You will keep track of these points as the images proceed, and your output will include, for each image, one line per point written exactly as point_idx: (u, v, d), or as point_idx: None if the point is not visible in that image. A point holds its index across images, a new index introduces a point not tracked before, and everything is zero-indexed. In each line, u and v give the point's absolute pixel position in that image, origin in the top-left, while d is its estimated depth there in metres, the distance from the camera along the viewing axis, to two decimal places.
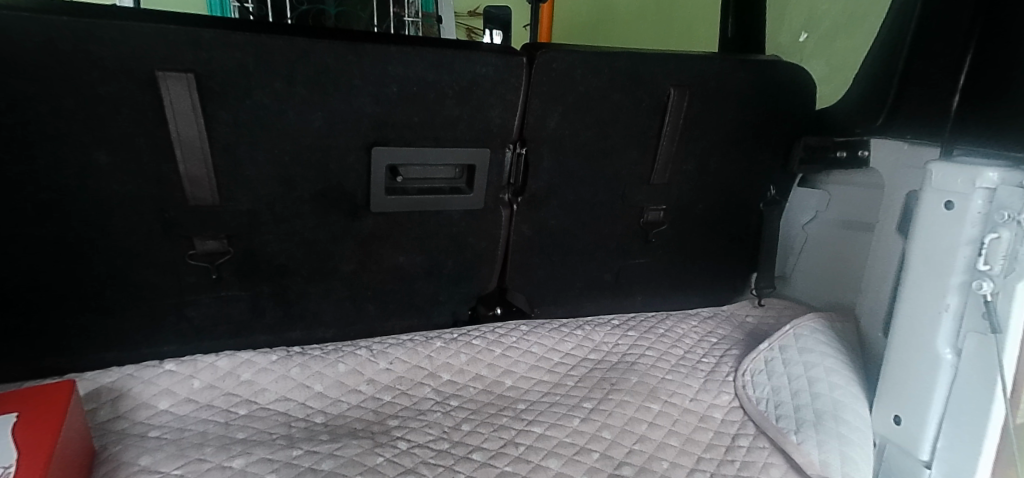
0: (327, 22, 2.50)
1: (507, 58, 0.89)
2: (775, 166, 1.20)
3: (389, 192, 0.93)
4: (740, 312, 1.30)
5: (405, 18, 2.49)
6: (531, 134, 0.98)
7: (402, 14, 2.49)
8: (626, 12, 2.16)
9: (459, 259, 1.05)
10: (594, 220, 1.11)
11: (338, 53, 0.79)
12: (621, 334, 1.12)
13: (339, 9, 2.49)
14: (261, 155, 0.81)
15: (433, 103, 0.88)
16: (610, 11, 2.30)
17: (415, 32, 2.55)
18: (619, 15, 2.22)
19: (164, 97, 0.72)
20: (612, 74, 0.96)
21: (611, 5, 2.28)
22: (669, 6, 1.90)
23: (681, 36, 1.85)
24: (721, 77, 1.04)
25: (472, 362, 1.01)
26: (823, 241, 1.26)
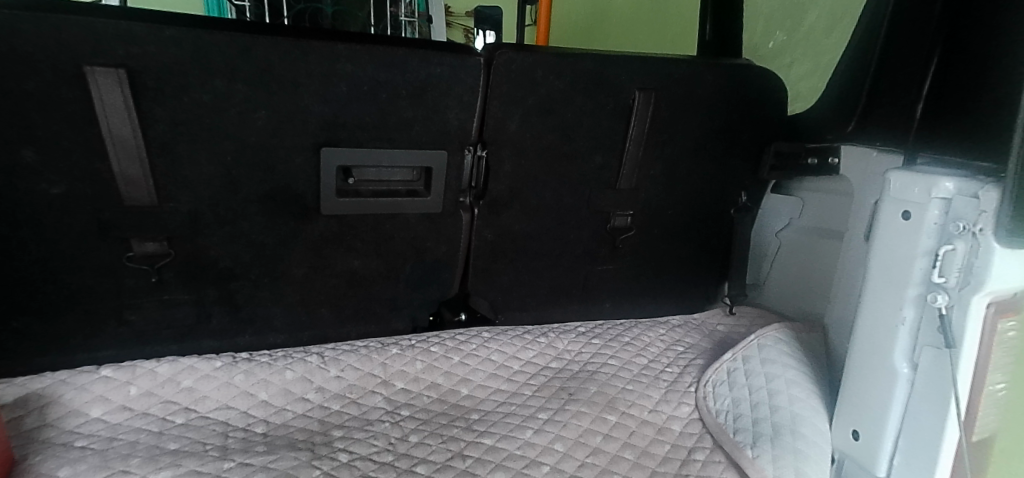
0: (324, 21, 2.33)
1: (463, 58, 0.86)
2: (746, 172, 1.17)
3: (340, 194, 0.90)
4: (712, 321, 1.27)
5: (402, 18, 2.42)
6: (491, 137, 0.95)
7: (399, 14, 2.43)
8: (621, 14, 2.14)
9: (418, 264, 1.02)
10: (559, 226, 1.08)
11: (282, 50, 0.76)
12: (584, 342, 1.10)
13: (337, 8, 2.33)
14: (201, 154, 0.79)
15: (385, 104, 0.85)
16: (605, 13, 2.28)
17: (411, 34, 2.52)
18: (614, 17, 2.20)
19: (94, 94, 0.69)
20: (574, 76, 0.94)
21: (606, 8, 2.26)
22: (663, 8, 1.87)
23: (675, 40, 1.83)
24: (689, 80, 1.01)
25: (428, 370, 0.98)
26: (797, 249, 1.23)
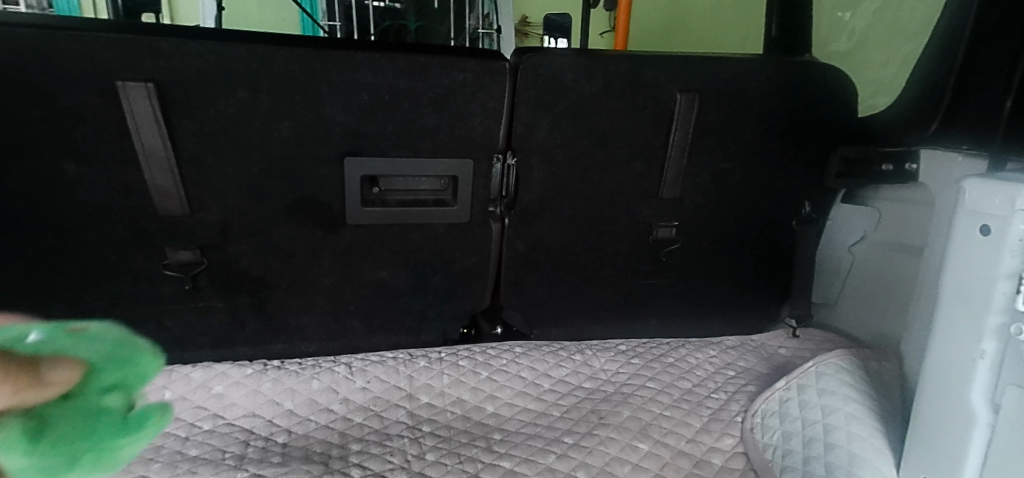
0: (408, 38, 2.29)
1: (487, 63, 0.83)
2: (810, 180, 1.06)
3: (366, 203, 0.89)
4: (772, 342, 1.16)
5: (479, 30, 2.29)
6: (520, 144, 0.91)
7: (477, 26, 2.29)
8: (698, 13, 2.06)
9: (447, 276, 1.00)
10: (597, 237, 1.02)
11: (303, 61, 0.76)
12: (623, 361, 1.03)
13: (419, 24, 2.29)
14: (229, 165, 0.80)
15: (408, 112, 0.84)
16: (682, 14, 2.20)
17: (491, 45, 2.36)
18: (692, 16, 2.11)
19: (126, 109, 0.72)
20: (608, 79, 0.88)
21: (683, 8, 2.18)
22: (739, 11, 1.78)
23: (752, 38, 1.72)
24: (738, 80, 0.93)
25: (454, 385, 0.96)
26: (872, 264, 1.10)
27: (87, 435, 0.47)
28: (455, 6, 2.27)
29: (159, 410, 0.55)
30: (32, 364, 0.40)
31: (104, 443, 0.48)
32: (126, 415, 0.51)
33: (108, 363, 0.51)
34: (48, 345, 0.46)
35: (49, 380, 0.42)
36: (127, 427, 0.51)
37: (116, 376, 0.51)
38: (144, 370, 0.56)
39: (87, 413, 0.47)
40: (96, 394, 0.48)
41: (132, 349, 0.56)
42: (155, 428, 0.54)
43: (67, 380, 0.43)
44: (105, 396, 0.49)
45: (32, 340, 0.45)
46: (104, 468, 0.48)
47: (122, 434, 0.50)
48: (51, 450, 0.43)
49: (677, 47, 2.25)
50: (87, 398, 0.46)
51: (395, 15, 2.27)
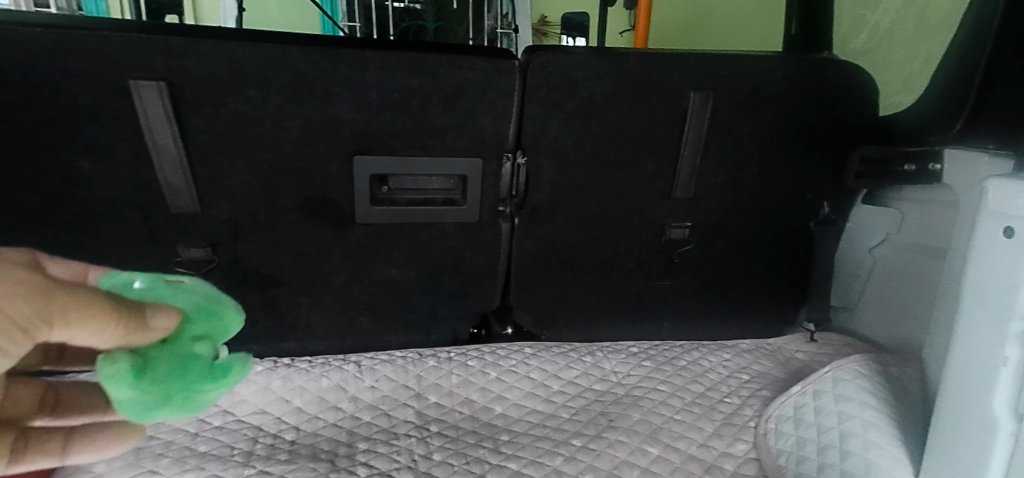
0: (427, 39, 2.30)
1: (497, 62, 0.83)
2: (829, 180, 1.03)
3: (375, 202, 0.89)
4: (790, 346, 1.13)
5: (500, 30, 2.29)
6: (530, 143, 0.91)
7: (496, 26, 2.29)
8: (721, 11, 2.02)
9: (457, 276, 0.99)
10: (608, 237, 1.01)
11: (313, 60, 0.76)
12: (634, 363, 1.01)
13: (439, 24, 2.30)
14: (239, 163, 0.81)
15: (417, 111, 0.84)
16: (704, 11, 2.16)
17: (509, 45, 2.36)
18: (715, 14, 2.07)
19: (139, 106, 0.73)
20: (619, 77, 0.87)
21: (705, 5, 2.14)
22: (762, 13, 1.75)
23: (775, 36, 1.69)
24: (753, 78, 0.91)
25: (463, 385, 0.95)
26: (894, 267, 1.07)
27: (178, 375, 0.45)
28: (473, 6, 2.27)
29: (241, 359, 0.51)
30: (134, 317, 0.41)
31: (188, 386, 0.46)
32: (212, 364, 0.49)
33: (198, 315, 0.49)
34: (143, 295, 0.47)
35: (151, 327, 0.42)
36: (209, 376, 0.48)
37: (205, 327, 0.49)
38: (228, 324, 0.52)
39: (174, 355, 0.45)
40: (187, 340, 0.47)
41: (218, 302, 0.51)
42: (231, 381, 0.50)
43: (168, 327, 0.43)
44: (192, 345, 0.47)
45: (138, 286, 0.48)
46: (193, 410, 0.47)
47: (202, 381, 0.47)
48: (153, 384, 0.43)
49: (699, 44, 2.22)
50: (178, 343, 0.46)
51: (415, 16, 2.27)
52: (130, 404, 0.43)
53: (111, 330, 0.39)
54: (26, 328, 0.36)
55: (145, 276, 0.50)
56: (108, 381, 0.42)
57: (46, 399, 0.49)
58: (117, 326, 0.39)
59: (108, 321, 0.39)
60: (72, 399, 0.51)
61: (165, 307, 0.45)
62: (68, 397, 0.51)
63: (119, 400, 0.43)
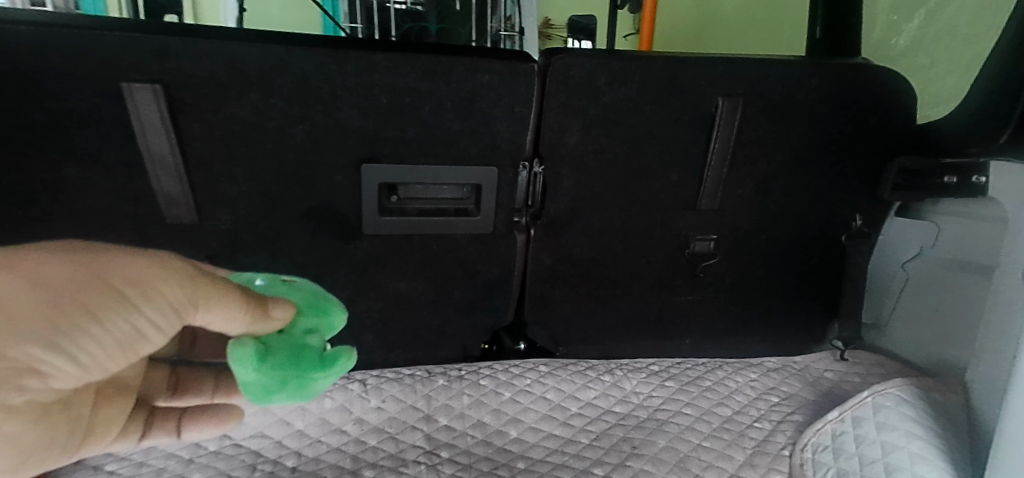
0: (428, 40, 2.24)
1: (515, 65, 0.77)
2: (862, 191, 0.97)
3: (384, 213, 0.84)
4: (817, 365, 1.08)
5: (500, 32, 2.23)
6: (548, 151, 0.85)
7: (498, 28, 2.23)
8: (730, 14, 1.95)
9: (469, 290, 0.94)
10: (629, 250, 0.96)
11: (319, 62, 0.71)
12: (656, 384, 0.95)
13: (441, 26, 2.25)
14: (239, 172, 0.76)
15: (430, 116, 0.79)
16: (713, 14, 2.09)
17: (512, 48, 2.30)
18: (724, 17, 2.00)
19: (132, 110, 0.68)
20: (644, 82, 0.82)
21: (714, 8, 2.07)
22: (772, 22, 1.71)
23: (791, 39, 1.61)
24: (786, 84, 0.86)
25: (475, 406, 0.90)
26: (929, 283, 1.02)
27: (293, 361, 0.49)
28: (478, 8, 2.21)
29: (347, 350, 0.54)
30: (260, 304, 0.47)
31: (301, 373, 0.50)
32: (321, 354, 0.52)
33: (308, 309, 0.53)
34: (262, 292, 0.52)
35: (272, 318, 0.48)
36: (319, 365, 0.51)
37: (316, 321, 0.53)
38: (334, 321, 0.55)
39: (288, 343, 0.50)
40: (298, 333, 0.51)
41: (325, 300, 0.55)
42: (337, 372, 0.53)
43: (285, 317, 0.49)
44: (305, 337, 0.51)
45: (258, 284, 0.53)
46: (305, 396, 0.51)
47: (314, 369, 0.51)
48: (272, 369, 0.48)
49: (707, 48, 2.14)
50: (291, 334, 0.50)
51: (417, 17, 2.23)
52: (252, 386, 0.48)
53: (244, 313, 0.46)
54: (178, 309, 0.42)
55: (264, 277, 0.55)
56: (235, 363, 0.47)
57: (169, 381, 0.55)
58: (249, 311, 0.46)
59: (242, 305, 0.45)
60: (190, 380, 0.57)
61: (283, 301, 0.50)
62: (187, 379, 0.57)
63: (244, 382, 0.48)
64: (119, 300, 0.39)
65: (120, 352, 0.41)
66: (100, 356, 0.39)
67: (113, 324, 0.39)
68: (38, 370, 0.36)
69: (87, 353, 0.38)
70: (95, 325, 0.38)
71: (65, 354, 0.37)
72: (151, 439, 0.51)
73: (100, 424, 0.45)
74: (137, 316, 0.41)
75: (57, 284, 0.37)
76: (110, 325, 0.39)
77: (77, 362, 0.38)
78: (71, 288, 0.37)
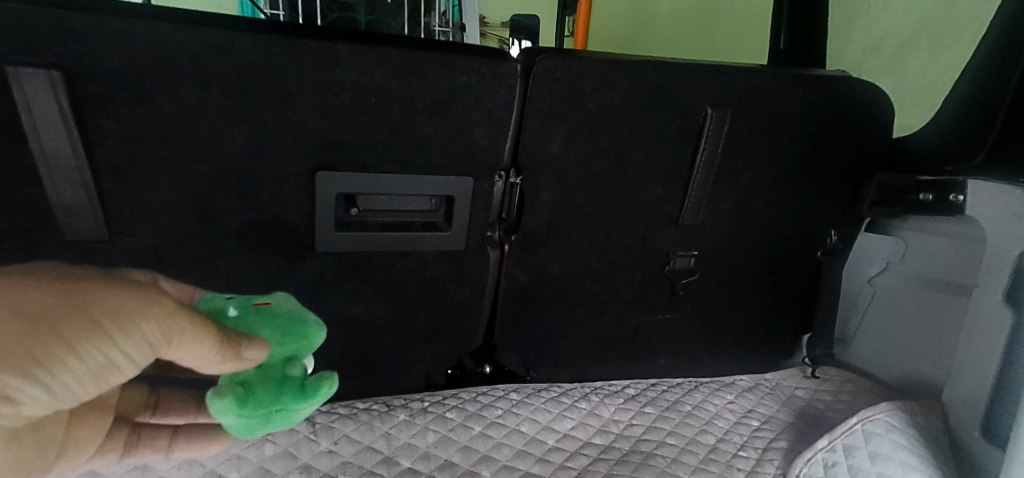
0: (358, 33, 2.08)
1: (497, 64, 0.69)
2: (840, 207, 0.95)
3: (341, 227, 0.73)
4: (788, 382, 1.06)
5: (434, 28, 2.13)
6: (528, 160, 0.77)
7: (432, 24, 2.20)
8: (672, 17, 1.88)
9: (435, 313, 0.84)
10: (607, 267, 0.89)
11: (269, 51, 0.60)
12: (635, 410, 0.90)
13: (370, 17, 2.10)
14: (164, 179, 0.63)
15: (398, 119, 0.69)
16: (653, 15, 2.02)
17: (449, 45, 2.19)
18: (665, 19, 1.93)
19: (20, 102, 0.53)
20: (633, 88, 0.75)
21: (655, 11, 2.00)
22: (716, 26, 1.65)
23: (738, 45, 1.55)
24: (775, 95, 0.81)
25: (442, 444, 0.80)
26: (897, 300, 1.03)
27: (275, 398, 0.49)
28: (409, 5, 2.14)
29: (330, 375, 0.53)
30: (234, 344, 0.45)
31: (284, 407, 0.49)
32: (304, 382, 0.51)
33: (285, 337, 0.51)
34: (234, 324, 0.49)
35: (243, 358, 0.46)
36: (302, 396, 0.50)
37: (292, 347, 0.51)
38: (314, 339, 0.53)
39: (266, 380, 0.49)
40: (277, 365, 0.50)
41: (301, 322, 0.53)
42: (320, 400, 0.52)
43: (257, 358, 0.47)
44: (283, 369, 0.50)
45: (232, 314, 0.50)
46: (295, 422, 0.52)
47: (298, 399, 0.50)
48: (253, 410, 0.48)
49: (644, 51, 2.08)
50: (269, 369, 0.49)
51: (345, 7, 2.08)
52: (239, 427, 0.49)
53: (218, 350, 0.44)
54: (156, 344, 0.41)
55: (236, 302, 0.52)
56: (217, 412, 0.48)
57: (148, 401, 0.54)
58: (222, 348, 0.44)
59: (217, 343, 0.44)
60: (172, 401, 0.56)
61: (257, 340, 0.48)
62: (170, 401, 0.56)
63: (227, 425, 0.49)
64: (95, 328, 0.37)
65: (94, 386, 0.38)
66: (75, 389, 0.37)
67: (90, 357, 0.37)
68: (6, 399, 0.34)
69: (61, 386, 0.36)
70: (71, 356, 0.36)
71: (35, 385, 0.35)
72: (136, 456, 0.52)
73: (73, 445, 0.43)
74: (117, 350, 0.39)
75: (36, 313, 0.35)
76: (87, 357, 0.37)
77: (48, 393, 0.36)
78: (49, 313, 0.36)
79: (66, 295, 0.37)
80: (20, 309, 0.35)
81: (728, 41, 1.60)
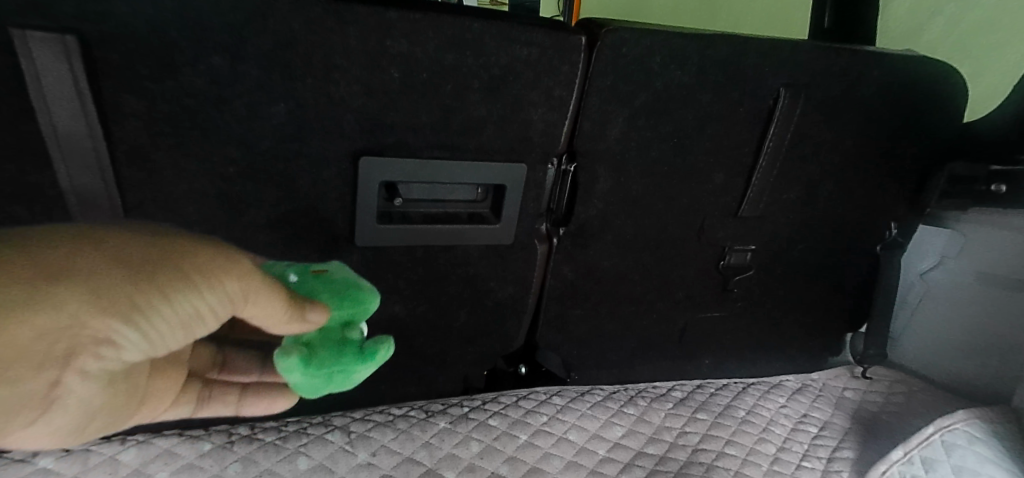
0: None
1: (561, 36, 0.61)
2: (903, 198, 0.89)
3: (383, 220, 0.66)
4: (835, 383, 1.00)
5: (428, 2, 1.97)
6: (586, 146, 0.69)
7: None
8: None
9: (476, 312, 0.77)
10: (660, 263, 0.82)
11: (312, 18, 0.52)
12: (687, 417, 0.85)
13: None
14: (191, 163, 0.55)
15: (450, 98, 0.61)
16: None
17: None
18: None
19: (29, 74, 0.46)
20: (704, 66, 0.67)
21: None
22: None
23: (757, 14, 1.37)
24: (851, 78, 0.74)
25: (487, 454, 0.74)
26: (953, 297, 0.98)
27: (336, 359, 0.48)
28: None
29: (385, 338, 0.52)
30: (300, 305, 0.46)
31: (345, 369, 0.48)
32: (362, 346, 0.50)
33: (342, 301, 0.49)
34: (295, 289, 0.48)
35: (307, 320, 0.46)
36: (362, 358, 0.50)
37: (349, 312, 0.50)
38: (367, 304, 0.51)
39: (328, 341, 0.48)
40: (336, 330, 0.49)
41: (355, 286, 0.50)
42: (380, 362, 0.51)
43: (320, 320, 0.47)
44: (343, 332, 0.49)
45: (292, 280, 0.48)
46: (352, 383, 0.51)
47: (358, 362, 0.49)
48: (317, 370, 0.47)
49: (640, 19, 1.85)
50: (328, 332, 0.48)
51: None
52: (301, 386, 0.48)
53: (285, 309, 0.44)
54: (233, 298, 0.41)
55: (293, 266, 0.51)
56: (283, 371, 0.47)
57: (216, 360, 0.55)
58: (288, 307, 0.45)
59: (285, 303, 0.44)
60: (237, 360, 0.57)
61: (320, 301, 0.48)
62: (233, 358, 0.57)
63: (292, 384, 0.48)
64: (183, 274, 0.38)
65: (181, 334, 0.40)
66: (166, 337, 0.39)
67: (178, 305, 0.38)
68: (109, 338, 0.35)
69: (157, 332, 0.38)
70: (163, 303, 0.37)
71: (135, 325, 0.36)
72: (206, 411, 0.53)
73: (155, 395, 0.45)
74: (202, 301, 0.39)
75: (131, 261, 0.37)
76: (176, 305, 0.38)
77: (145, 338, 0.37)
78: (144, 262, 0.37)
79: (158, 247, 0.39)
80: (121, 254, 0.37)
81: (730, 21, 1.42)
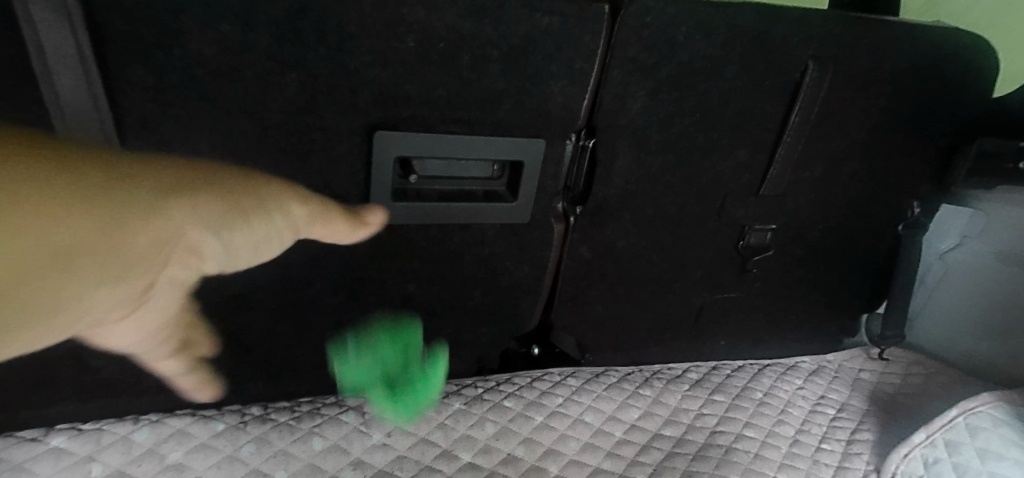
0: None
1: (583, 4, 0.58)
2: (927, 176, 0.86)
3: (397, 197, 0.64)
4: (851, 364, 0.99)
5: None
6: (605, 121, 0.67)
7: None
8: None
9: (491, 292, 0.76)
10: (678, 242, 0.80)
11: None
12: (704, 398, 0.85)
13: None
14: (201, 136, 0.53)
15: (467, 70, 0.59)
16: None
17: None
18: None
19: (30, 41, 0.43)
20: (730, 37, 0.64)
21: None
22: None
23: None
24: (880, 50, 0.71)
25: (502, 436, 0.73)
26: (973, 277, 0.96)
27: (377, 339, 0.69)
28: None
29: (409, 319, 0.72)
30: (358, 216, 0.62)
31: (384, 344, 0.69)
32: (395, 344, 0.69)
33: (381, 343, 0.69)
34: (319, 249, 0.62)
35: (367, 222, 0.63)
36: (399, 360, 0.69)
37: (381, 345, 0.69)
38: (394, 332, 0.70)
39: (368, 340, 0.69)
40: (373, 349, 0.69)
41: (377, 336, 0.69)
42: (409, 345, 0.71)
43: (378, 222, 0.64)
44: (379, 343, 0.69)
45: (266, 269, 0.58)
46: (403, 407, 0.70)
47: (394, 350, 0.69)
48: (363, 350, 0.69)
49: None
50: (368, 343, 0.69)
51: None
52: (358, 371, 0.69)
53: (348, 225, 0.61)
54: (297, 225, 0.57)
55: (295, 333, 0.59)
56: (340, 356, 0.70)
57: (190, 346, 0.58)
58: (350, 222, 0.61)
59: (346, 222, 0.61)
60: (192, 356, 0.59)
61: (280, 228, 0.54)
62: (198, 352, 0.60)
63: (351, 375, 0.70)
64: (248, 204, 0.50)
65: (255, 250, 0.54)
66: (244, 250, 0.53)
67: (262, 225, 0.52)
68: (202, 250, 0.48)
69: (242, 246, 0.52)
70: (250, 221, 0.51)
71: (229, 236, 0.49)
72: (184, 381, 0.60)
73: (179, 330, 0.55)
74: (280, 223, 0.55)
75: (221, 189, 0.49)
76: (262, 224, 0.52)
77: (230, 249, 0.50)
78: (233, 191, 0.50)
79: (40, 159, 0.36)
80: (75, 178, 0.36)
81: None
